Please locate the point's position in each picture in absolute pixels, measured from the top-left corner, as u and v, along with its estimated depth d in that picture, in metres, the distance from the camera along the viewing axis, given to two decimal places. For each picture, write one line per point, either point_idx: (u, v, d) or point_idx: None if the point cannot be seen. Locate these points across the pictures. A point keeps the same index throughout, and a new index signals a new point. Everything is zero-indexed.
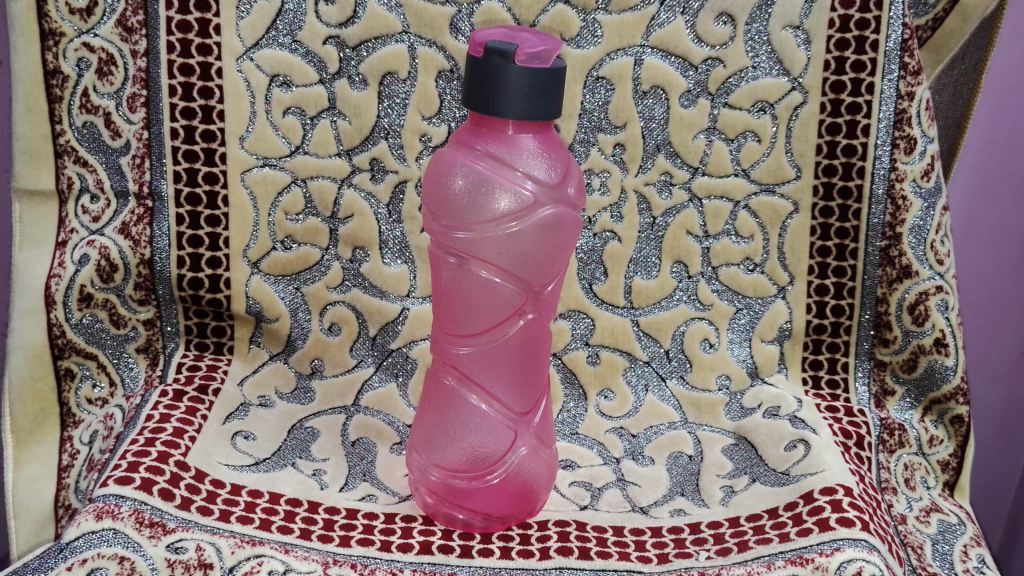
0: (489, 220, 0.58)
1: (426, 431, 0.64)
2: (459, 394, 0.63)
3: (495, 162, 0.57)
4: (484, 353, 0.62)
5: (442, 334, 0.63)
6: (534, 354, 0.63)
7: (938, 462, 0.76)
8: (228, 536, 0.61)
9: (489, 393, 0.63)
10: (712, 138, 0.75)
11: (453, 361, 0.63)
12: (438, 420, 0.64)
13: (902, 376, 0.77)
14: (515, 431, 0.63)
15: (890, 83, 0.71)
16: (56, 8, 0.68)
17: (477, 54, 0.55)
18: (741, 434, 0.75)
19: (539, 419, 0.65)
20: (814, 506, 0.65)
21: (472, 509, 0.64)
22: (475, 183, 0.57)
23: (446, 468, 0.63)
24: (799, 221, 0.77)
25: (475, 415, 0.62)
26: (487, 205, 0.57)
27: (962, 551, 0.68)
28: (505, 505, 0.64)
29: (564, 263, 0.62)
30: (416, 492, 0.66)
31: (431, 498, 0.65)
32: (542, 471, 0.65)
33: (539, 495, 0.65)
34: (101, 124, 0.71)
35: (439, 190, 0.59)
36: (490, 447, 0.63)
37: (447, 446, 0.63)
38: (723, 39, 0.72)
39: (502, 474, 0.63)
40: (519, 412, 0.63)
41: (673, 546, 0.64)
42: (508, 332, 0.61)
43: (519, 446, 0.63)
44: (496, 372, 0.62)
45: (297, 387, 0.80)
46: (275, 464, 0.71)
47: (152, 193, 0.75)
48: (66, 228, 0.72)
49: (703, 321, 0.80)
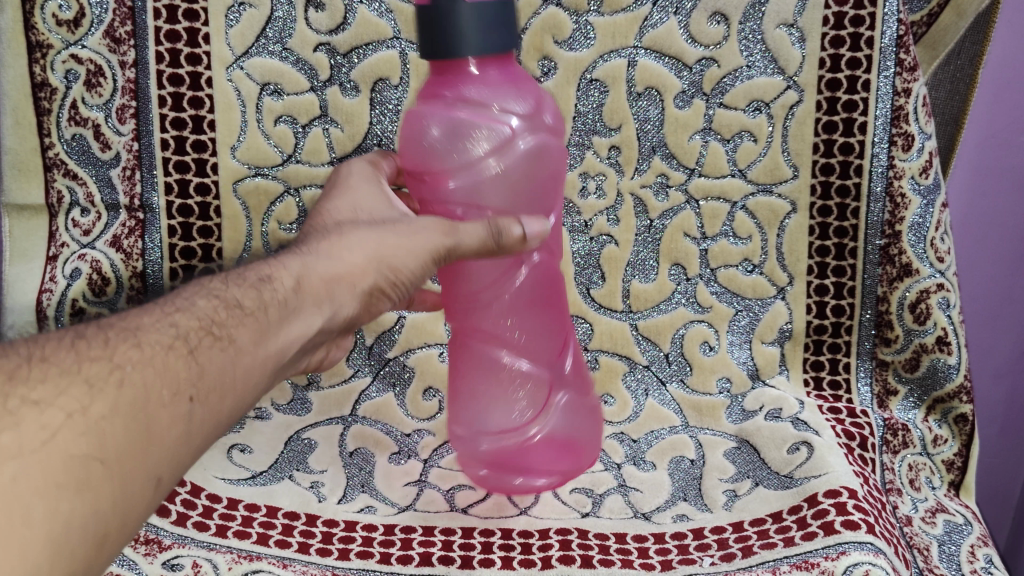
0: (474, 167, 0.53)
1: (465, 407, 0.62)
2: (489, 359, 0.60)
3: (464, 102, 0.52)
4: (503, 309, 0.59)
5: (454, 301, 0.60)
6: (549, 293, 0.61)
7: (943, 462, 0.74)
8: (225, 552, 0.62)
9: (521, 348, 0.60)
10: (709, 139, 0.74)
11: (477, 326, 0.60)
12: (474, 388, 0.61)
13: (905, 375, 0.77)
14: (552, 382, 0.62)
15: (886, 79, 0.70)
16: (44, 20, 0.69)
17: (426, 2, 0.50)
18: (744, 438, 0.74)
19: (568, 361, 0.64)
20: (818, 509, 0.64)
21: (530, 468, 0.64)
22: (450, 131, 0.53)
23: (499, 445, 0.62)
24: (797, 221, 0.76)
25: (512, 377, 0.60)
26: (468, 149, 0.53)
27: (969, 552, 0.67)
28: (560, 462, 0.64)
29: (556, 191, 0.59)
30: (467, 467, 0.65)
31: (489, 467, 0.64)
32: (585, 415, 0.65)
33: (586, 439, 0.66)
34: (90, 137, 0.72)
35: (416, 145, 0.54)
36: (533, 405, 0.61)
37: (490, 416, 0.61)
38: (717, 39, 0.72)
39: (554, 433, 0.63)
40: (552, 362, 0.62)
41: (676, 552, 0.63)
42: (523, 282, 0.59)
43: (560, 396, 0.63)
44: (520, 324, 0.60)
45: (293, 398, 0.78)
46: (273, 477, 0.70)
47: (142, 205, 0.75)
48: (57, 242, 0.74)
49: (702, 324, 0.79)
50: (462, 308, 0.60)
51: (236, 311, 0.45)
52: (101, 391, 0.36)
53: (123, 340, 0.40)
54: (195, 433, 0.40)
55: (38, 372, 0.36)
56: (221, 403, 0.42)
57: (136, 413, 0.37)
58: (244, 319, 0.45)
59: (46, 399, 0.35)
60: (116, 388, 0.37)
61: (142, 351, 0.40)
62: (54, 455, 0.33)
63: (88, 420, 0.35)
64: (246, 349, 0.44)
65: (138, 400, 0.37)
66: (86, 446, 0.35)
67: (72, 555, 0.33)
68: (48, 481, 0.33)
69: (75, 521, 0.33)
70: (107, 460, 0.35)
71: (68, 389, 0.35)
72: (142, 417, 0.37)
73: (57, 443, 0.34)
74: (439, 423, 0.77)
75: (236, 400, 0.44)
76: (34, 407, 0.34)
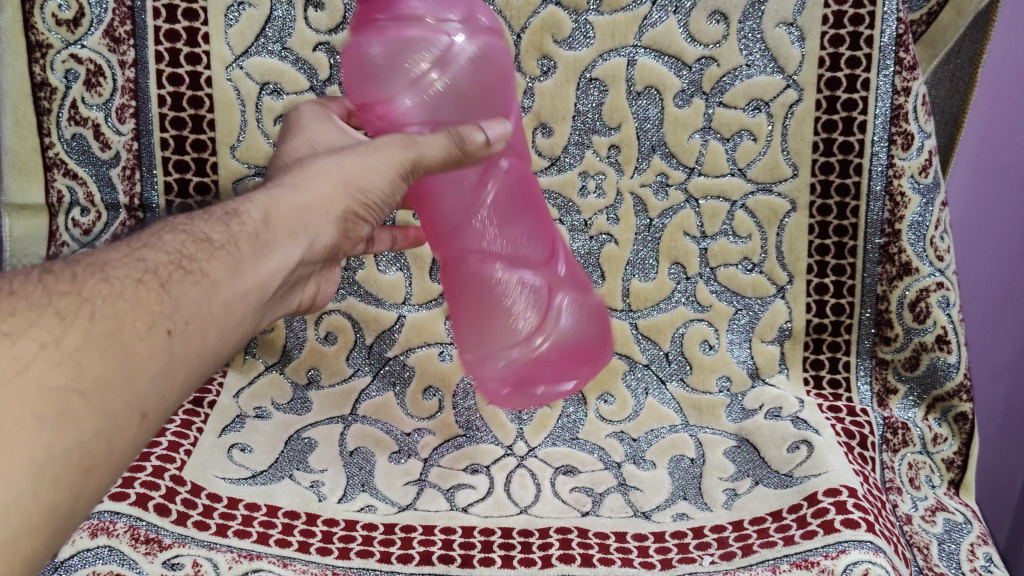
0: (418, 87, 0.49)
1: (473, 333, 0.57)
2: (486, 278, 0.55)
3: (400, 21, 0.49)
4: (485, 219, 0.54)
5: (432, 229, 0.56)
6: (524, 191, 0.56)
7: (943, 460, 0.74)
8: (225, 551, 0.61)
9: (517, 259, 0.55)
10: (708, 138, 0.75)
11: (461, 249, 0.55)
12: (476, 311, 0.57)
13: (904, 374, 0.76)
14: (548, 283, 0.57)
15: (886, 78, 0.71)
16: (44, 20, 0.69)
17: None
18: (744, 436, 0.74)
19: (559, 260, 0.59)
20: (818, 507, 0.64)
21: (549, 381, 0.59)
22: (389, 51, 0.49)
23: (518, 365, 0.57)
24: (797, 220, 0.76)
25: (510, 291, 0.55)
26: (404, 69, 0.49)
27: (968, 550, 0.67)
28: (583, 370, 0.60)
29: (512, 95, 0.54)
30: (492, 396, 0.60)
31: (508, 389, 0.59)
32: (588, 312, 0.60)
33: (597, 338, 0.60)
34: (90, 136, 0.72)
35: (359, 76, 0.50)
36: (537, 310, 0.56)
37: (496, 334, 0.56)
38: (716, 38, 0.72)
39: (568, 339, 0.58)
40: (544, 263, 0.57)
41: (676, 551, 0.64)
42: (496, 187, 0.54)
43: (565, 297, 0.58)
44: (509, 232, 0.55)
45: (293, 397, 0.78)
46: (272, 476, 0.70)
47: (143, 205, 0.75)
48: (57, 241, 0.74)
49: (702, 323, 0.78)
50: (442, 232, 0.56)
51: (205, 245, 0.42)
52: (73, 322, 0.35)
53: (92, 277, 0.37)
54: (176, 369, 0.38)
55: (8, 304, 0.34)
56: (203, 337, 0.40)
57: (110, 343, 0.35)
58: (217, 251, 0.42)
59: (16, 331, 0.33)
60: (87, 319, 0.35)
61: (111, 285, 0.37)
62: (28, 388, 0.32)
63: (61, 352, 0.34)
64: (223, 282, 0.41)
65: (110, 334, 0.36)
66: (63, 377, 0.33)
67: (59, 485, 0.33)
68: (27, 411, 0.32)
69: (59, 450, 0.32)
70: (86, 391, 0.34)
71: (39, 320, 0.34)
72: (117, 349, 0.36)
73: (32, 373, 0.33)
74: (440, 421, 0.77)
75: (219, 335, 0.41)
76: (4, 338, 0.33)
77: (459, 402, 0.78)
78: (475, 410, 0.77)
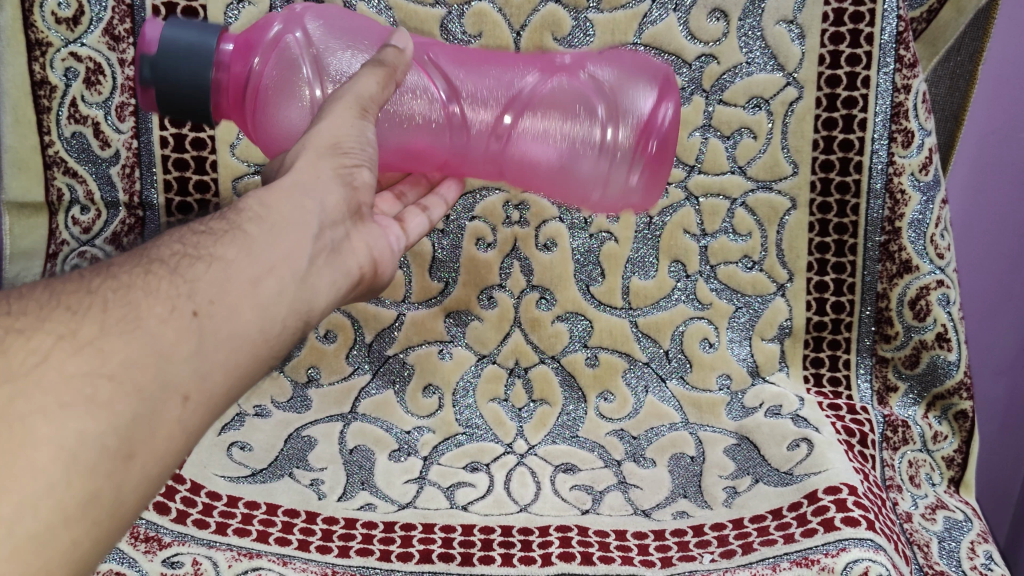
0: (314, 107, 0.52)
1: (580, 190, 0.58)
2: (535, 144, 0.56)
3: (269, 43, 0.52)
4: (470, 104, 0.55)
5: (458, 160, 0.58)
6: (474, 58, 0.57)
7: (943, 458, 0.74)
8: (225, 549, 0.63)
9: (527, 108, 0.55)
10: (708, 136, 0.74)
11: (499, 156, 0.57)
12: (567, 181, 0.57)
13: (905, 372, 0.76)
14: (572, 81, 0.56)
15: (886, 76, 0.70)
16: (43, 18, 0.69)
17: (148, 52, 0.48)
18: (744, 434, 0.73)
19: (562, 61, 0.58)
20: (818, 505, 0.64)
21: (660, 147, 0.55)
22: (283, 65, 0.51)
23: (633, 171, 0.56)
24: (797, 218, 0.76)
25: (560, 136, 0.55)
26: (295, 96, 0.52)
27: (969, 548, 0.67)
28: (671, 124, 0.55)
29: (375, 27, 0.57)
30: (637, 206, 0.60)
31: (645, 191, 0.58)
32: (620, 59, 0.58)
33: (640, 73, 0.57)
34: (90, 134, 0.72)
35: (273, 106, 0.51)
36: (582, 110, 0.55)
37: (596, 177, 0.56)
38: (716, 35, 0.72)
39: (631, 104, 0.55)
40: (555, 77, 0.56)
41: (676, 549, 0.64)
42: (454, 74, 0.55)
43: (581, 86, 0.56)
44: (494, 96, 0.55)
45: (293, 396, 0.77)
46: (272, 475, 0.71)
47: (142, 203, 0.75)
48: (56, 239, 0.74)
49: (702, 320, 0.78)
50: (460, 143, 0.56)
51: (206, 235, 0.40)
52: (86, 314, 0.34)
53: (100, 278, 0.37)
54: (211, 350, 0.36)
55: (19, 308, 0.34)
56: (236, 315, 0.38)
57: (131, 329, 0.34)
58: (225, 236, 0.40)
59: (30, 327, 0.33)
60: (100, 310, 0.35)
61: (118, 280, 0.37)
62: (49, 377, 0.32)
63: (77, 345, 0.33)
64: (240, 258, 0.39)
65: (126, 320, 0.35)
66: (85, 364, 0.33)
67: (97, 473, 0.31)
68: (51, 400, 0.31)
69: (92, 437, 0.31)
70: (115, 375, 0.33)
71: (51, 316, 0.34)
72: (140, 334, 0.34)
73: (51, 365, 0.32)
74: (439, 419, 0.76)
75: (257, 310, 0.39)
76: (19, 337, 0.32)
77: (459, 401, 0.77)
78: (475, 409, 0.77)
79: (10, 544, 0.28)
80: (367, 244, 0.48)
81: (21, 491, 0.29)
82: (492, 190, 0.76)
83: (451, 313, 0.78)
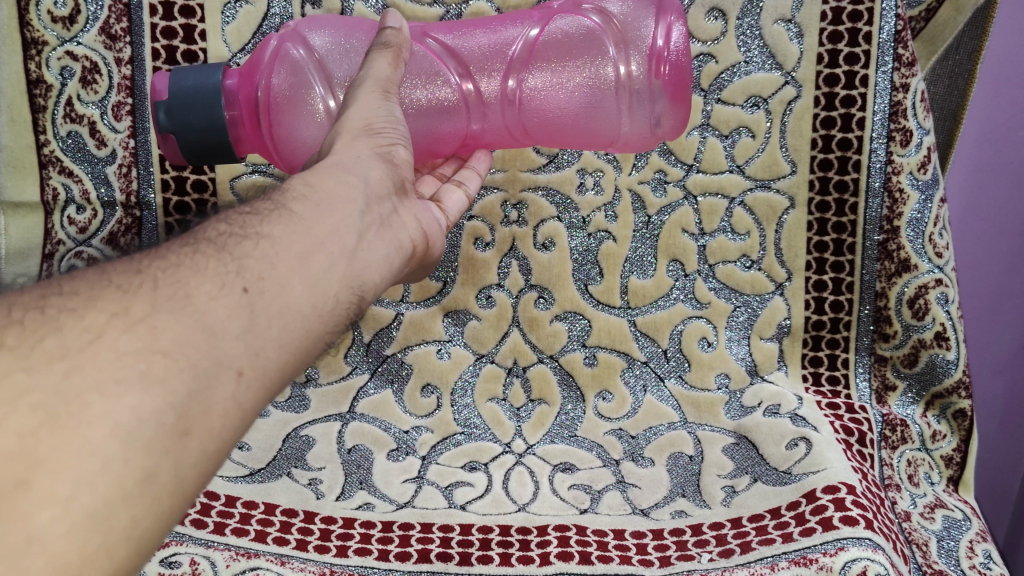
0: (323, 112, 0.57)
1: (608, 134, 0.61)
2: (553, 97, 0.60)
3: (271, 65, 0.57)
4: (480, 71, 0.60)
5: (484, 131, 0.62)
6: (472, 28, 0.62)
7: (941, 457, 0.74)
8: (223, 549, 0.62)
9: (534, 65, 0.59)
10: (706, 134, 0.74)
11: (521, 120, 0.61)
12: (592, 129, 0.61)
13: (903, 371, 0.76)
14: (569, 26, 0.59)
15: (884, 75, 0.70)
16: (39, 17, 0.69)
17: (163, 100, 0.55)
18: (743, 433, 0.73)
19: (555, 7, 0.61)
20: (817, 504, 0.64)
21: (674, 65, 0.58)
22: (288, 83, 0.57)
23: (655, 98, 0.59)
24: (796, 217, 0.75)
25: (571, 84, 0.59)
26: (302, 107, 0.57)
27: (968, 547, 0.67)
28: (682, 45, 0.57)
29: (354, 26, 0.61)
30: (671, 135, 0.63)
31: (671, 121, 0.61)
32: None
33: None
34: (85, 133, 0.72)
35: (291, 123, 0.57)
36: (587, 53, 0.59)
37: (617, 117, 0.60)
38: (714, 35, 0.72)
39: (637, 36, 0.58)
40: (552, 25, 0.60)
41: (675, 548, 0.64)
42: (458, 49, 0.60)
43: (580, 26, 0.59)
44: (502, 63, 0.60)
45: (291, 395, 0.77)
46: (271, 474, 0.71)
47: (139, 202, 0.74)
48: (53, 239, 0.73)
49: (701, 320, 0.78)
50: (484, 116, 0.61)
51: (253, 216, 0.41)
52: (137, 293, 0.35)
53: (150, 258, 0.37)
54: (262, 327, 0.37)
55: (70, 287, 0.35)
56: (286, 291, 0.38)
57: (180, 306, 0.35)
58: (272, 215, 0.41)
59: (84, 306, 0.33)
60: (151, 289, 0.35)
61: (169, 260, 0.37)
62: (103, 354, 0.32)
63: (132, 320, 0.33)
64: (286, 235, 0.40)
65: (177, 295, 0.35)
66: (139, 341, 0.33)
67: (154, 451, 0.32)
68: (107, 376, 0.31)
69: (148, 414, 0.32)
70: (168, 350, 0.33)
71: (103, 295, 0.34)
72: (190, 312, 0.35)
73: (104, 342, 0.32)
74: (439, 419, 0.76)
75: (309, 284, 0.39)
76: (73, 314, 0.33)
77: (458, 400, 0.77)
78: (474, 408, 0.77)
79: (67, 521, 0.29)
80: (415, 220, 0.49)
81: (76, 467, 0.29)
82: (491, 190, 0.77)
83: (449, 312, 0.78)
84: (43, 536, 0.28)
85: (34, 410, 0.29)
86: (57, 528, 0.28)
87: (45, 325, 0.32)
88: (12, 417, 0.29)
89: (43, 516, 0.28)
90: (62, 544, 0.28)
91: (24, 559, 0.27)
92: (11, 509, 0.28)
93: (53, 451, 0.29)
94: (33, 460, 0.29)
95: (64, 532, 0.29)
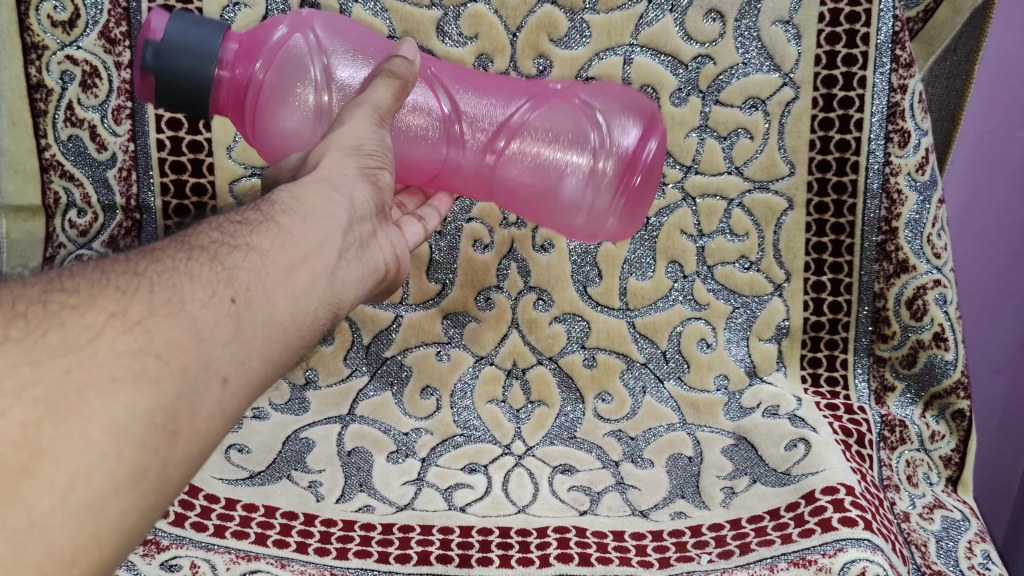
0: (314, 113, 0.54)
1: (558, 218, 0.62)
2: (526, 168, 0.60)
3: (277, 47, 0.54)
4: (465, 125, 0.58)
5: (444, 179, 0.61)
6: (465, 81, 0.61)
7: (940, 458, 0.74)
8: (223, 552, 0.63)
9: (519, 133, 0.59)
10: (704, 136, 0.74)
11: (488, 176, 0.60)
12: (547, 208, 0.62)
13: (902, 372, 0.77)
14: (563, 113, 0.60)
15: (882, 76, 0.70)
16: (39, 21, 0.69)
17: (154, 39, 0.48)
18: (741, 434, 0.74)
19: (555, 90, 0.63)
20: (816, 506, 0.64)
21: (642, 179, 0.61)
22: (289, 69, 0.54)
23: (614, 202, 0.61)
24: (794, 218, 0.76)
25: (548, 164, 0.59)
26: (297, 100, 0.54)
27: (967, 547, 0.67)
28: (651, 162, 0.61)
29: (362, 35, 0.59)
30: (611, 237, 0.65)
31: (616, 224, 0.63)
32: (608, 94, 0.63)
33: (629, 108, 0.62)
34: (86, 137, 0.72)
35: (282, 110, 0.54)
36: (574, 140, 0.59)
37: (575, 208, 0.61)
38: (712, 36, 0.72)
39: (620, 140, 0.60)
40: (548, 104, 0.61)
41: (674, 550, 0.64)
42: (451, 96, 0.59)
43: (571, 114, 0.60)
44: (490, 120, 0.59)
45: (291, 398, 0.77)
46: (271, 476, 0.71)
47: (139, 206, 0.75)
48: (54, 243, 0.74)
49: (700, 321, 0.78)
50: (453, 163, 0.60)
51: (245, 224, 0.41)
52: (134, 294, 0.35)
53: (145, 260, 0.37)
54: (248, 336, 0.37)
55: (70, 284, 0.34)
56: (271, 301, 0.38)
57: (174, 311, 0.35)
58: (261, 226, 0.41)
59: (84, 303, 0.33)
60: (148, 292, 0.35)
61: (164, 263, 0.37)
62: (102, 353, 0.32)
63: (128, 322, 0.33)
64: (275, 248, 0.40)
65: (172, 300, 0.35)
66: (135, 343, 0.33)
67: (146, 449, 0.32)
68: (105, 375, 0.32)
69: (141, 413, 0.32)
70: (161, 353, 0.33)
71: (102, 295, 0.34)
72: (184, 316, 0.35)
73: (104, 341, 0.32)
74: (438, 421, 0.76)
75: (291, 297, 0.39)
76: (73, 312, 0.33)
77: (457, 402, 0.77)
78: (474, 410, 0.77)
79: (65, 510, 0.29)
80: (391, 243, 0.50)
81: (76, 460, 0.30)
82: None
83: (449, 314, 0.78)
84: (43, 523, 0.29)
85: (37, 401, 0.30)
86: (53, 518, 0.29)
87: (45, 321, 0.32)
88: (16, 409, 0.29)
89: (40, 507, 0.29)
90: (60, 532, 0.29)
91: (27, 543, 0.28)
92: (14, 494, 0.28)
93: (55, 442, 0.29)
94: (37, 449, 0.29)
95: (61, 521, 0.29)
